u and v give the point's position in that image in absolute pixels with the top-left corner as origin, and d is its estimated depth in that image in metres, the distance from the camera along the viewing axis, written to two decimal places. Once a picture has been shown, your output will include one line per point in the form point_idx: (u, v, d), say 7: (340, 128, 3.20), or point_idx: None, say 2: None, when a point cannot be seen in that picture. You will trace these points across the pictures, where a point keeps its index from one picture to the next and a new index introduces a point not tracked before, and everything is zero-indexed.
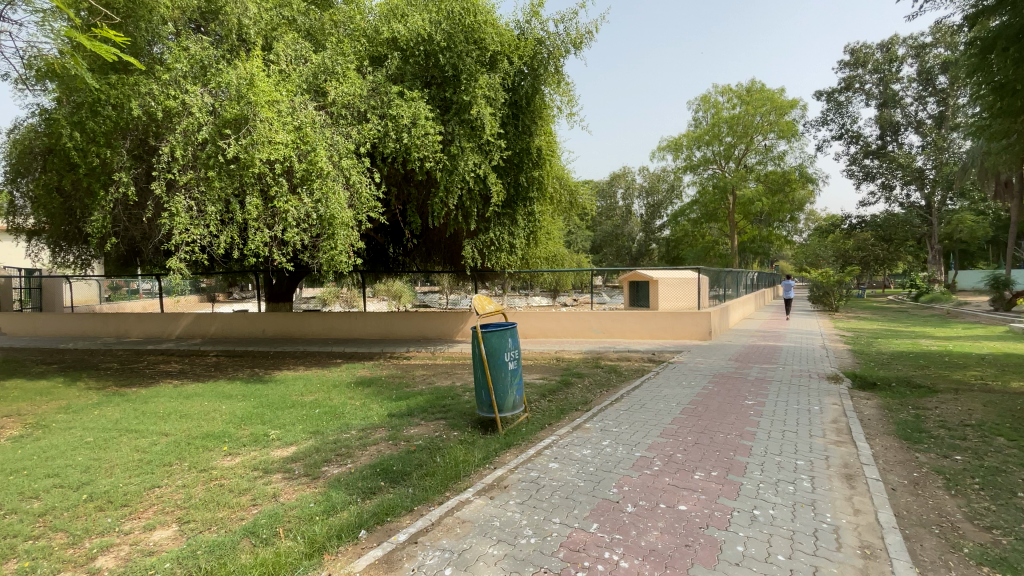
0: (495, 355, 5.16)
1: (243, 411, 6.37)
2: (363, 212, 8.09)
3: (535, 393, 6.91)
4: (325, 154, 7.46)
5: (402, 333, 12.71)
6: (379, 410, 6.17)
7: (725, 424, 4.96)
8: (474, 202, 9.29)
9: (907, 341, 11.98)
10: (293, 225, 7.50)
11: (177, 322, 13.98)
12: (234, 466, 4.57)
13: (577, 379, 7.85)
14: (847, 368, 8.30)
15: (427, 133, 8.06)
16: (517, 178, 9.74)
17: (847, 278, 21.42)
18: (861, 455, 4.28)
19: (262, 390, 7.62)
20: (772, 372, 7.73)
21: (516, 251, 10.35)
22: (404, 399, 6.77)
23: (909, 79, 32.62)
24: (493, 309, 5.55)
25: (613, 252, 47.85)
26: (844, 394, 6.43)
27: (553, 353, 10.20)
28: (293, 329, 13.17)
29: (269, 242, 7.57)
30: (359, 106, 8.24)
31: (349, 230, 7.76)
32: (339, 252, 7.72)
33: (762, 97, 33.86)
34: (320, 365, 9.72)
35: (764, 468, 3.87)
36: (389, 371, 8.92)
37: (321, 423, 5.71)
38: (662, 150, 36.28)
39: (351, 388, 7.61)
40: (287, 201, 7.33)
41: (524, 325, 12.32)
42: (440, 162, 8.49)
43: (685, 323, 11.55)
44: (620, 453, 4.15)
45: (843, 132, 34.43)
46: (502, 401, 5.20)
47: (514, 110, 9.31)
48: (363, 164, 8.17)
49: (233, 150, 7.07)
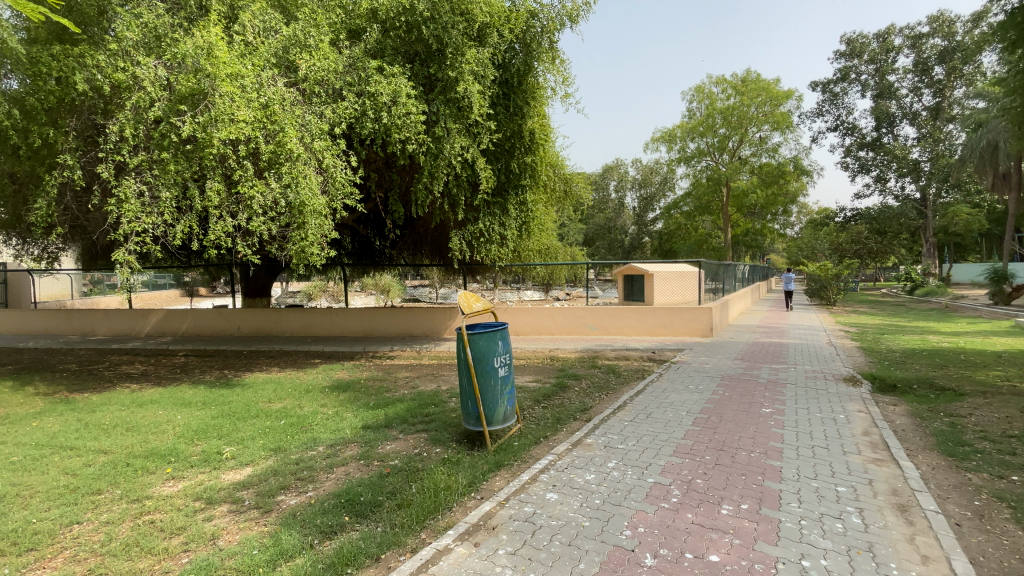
0: (483, 361, 4.49)
1: (200, 423, 5.65)
2: (339, 199, 7.36)
3: (528, 399, 6.25)
4: (295, 134, 6.75)
5: (386, 330, 11.97)
6: (353, 421, 5.48)
7: (745, 438, 4.34)
8: (461, 189, 8.54)
9: (915, 337, 11.46)
10: (259, 213, 6.77)
11: (147, 319, 13.16)
12: (175, 496, 3.86)
13: (573, 382, 7.21)
14: (863, 368, 7.74)
15: (408, 112, 7.35)
16: (508, 164, 9.04)
17: (846, 271, 20.92)
18: (908, 478, 3.69)
19: (226, 396, 6.88)
20: (784, 373, 7.14)
21: (507, 243, 9.64)
22: (383, 406, 6.09)
23: (905, 70, 32.15)
24: (481, 307, 4.89)
25: (605, 245, 47.29)
26: (868, 399, 5.84)
27: (547, 352, 9.54)
28: (270, 327, 12.39)
29: (232, 232, 6.83)
30: (335, 84, 7.51)
31: (321, 219, 7.01)
32: (311, 244, 6.97)
33: (757, 87, 33.33)
34: (296, 367, 8.99)
35: (801, 498, 3.26)
36: (370, 373, 8.21)
37: (285, 438, 4.99)
38: (656, 142, 35.68)
39: (326, 394, 6.89)
40: (252, 186, 6.59)
41: (516, 321, 11.60)
42: (423, 145, 7.73)
43: (686, 319, 10.95)
44: (629, 479, 3.51)
45: (839, 124, 33.98)
46: (490, 414, 4.54)
47: (506, 89, 8.58)
48: (339, 146, 7.44)
49: (189, 129, 6.31)
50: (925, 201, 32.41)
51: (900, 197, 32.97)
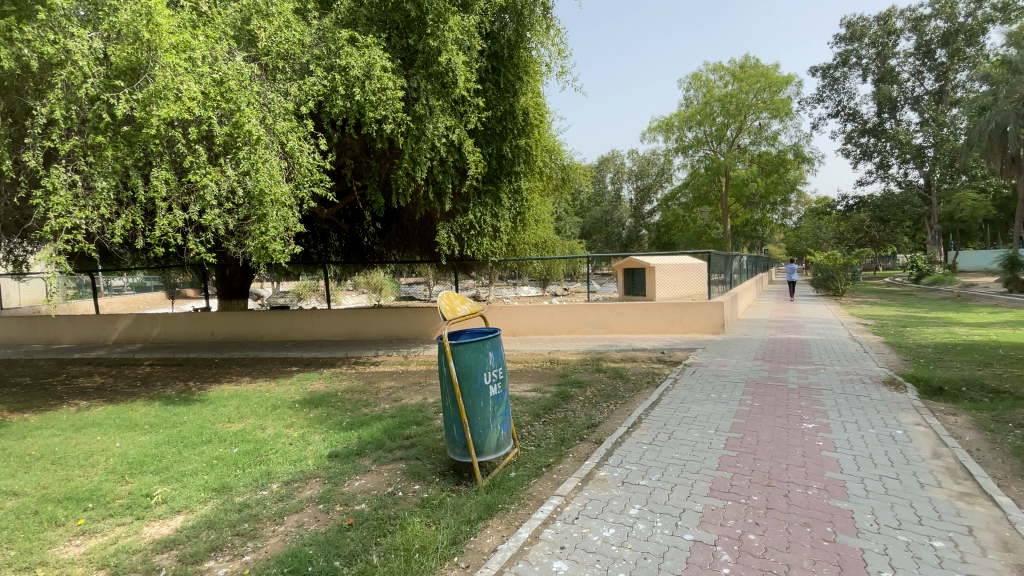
0: (469, 377, 3.64)
1: (140, 453, 4.81)
2: (306, 187, 6.44)
3: (526, 413, 5.41)
4: (253, 113, 5.87)
5: (371, 333, 11.12)
6: (320, 447, 4.63)
7: (796, 468, 3.53)
8: (447, 175, 7.62)
9: (940, 330, 10.65)
10: (213, 205, 5.88)
11: (115, 325, 12.27)
12: (76, 563, 3.00)
13: (577, 390, 6.37)
14: (899, 368, 6.91)
15: (385, 88, 6.46)
16: (500, 149, 8.15)
17: (855, 261, 20.11)
18: (1016, 522, 2.87)
19: (180, 416, 6.01)
20: (814, 376, 6.34)
21: (501, 236, 8.76)
22: (358, 426, 5.22)
23: (907, 53, 31.30)
24: (467, 311, 4.03)
25: (602, 239, 46.49)
26: (922, 409, 5.02)
27: (546, 355, 8.70)
28: (247, 331, 11.52)
29: (183, 227, 5.96)
30: (301, 57, 6.61)
31: (286, 211, 6.10)
32: (274, 239, 6.06)
33: (756, 73, 32.43)
34: (268, 377, 8.11)
35: (894, 565, 2.44)
36: (348, 384, 7.31)
37: (233, 473, 4.14)
38: (653, 131, 34.74)
39: (295, 411, 6.01)
40: (205, 174, 5.72)
41: (513, 320, 10.74)
42: (403, 126, 6.82)
43: (695, 315, 10.15)
44: (662, 538, 2.68)
45: (840, 110, 33.14)
46: (480, 442, 3.70)
47: (495, 62, 7.64)
48: (306, 128, 6.54)
49: (126, 107, 5.49)
50: (928, 188, 31.61)
51: (903, 183, 32.20)
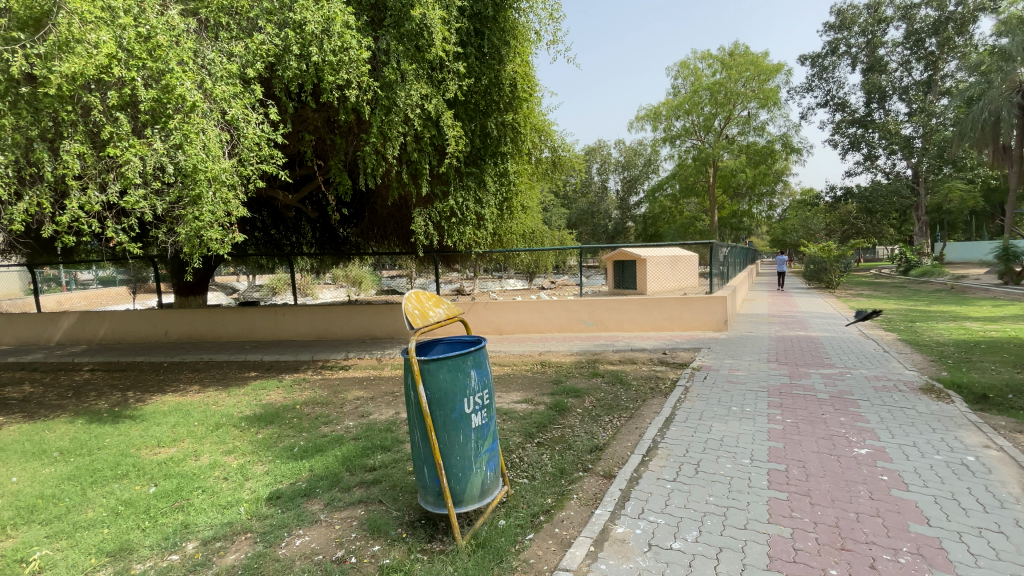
0: (445, 405, 2.75)
1: (33, 492, 3.84)
2: (253, 165, 5.37)
3: (517, 432, 4.54)
4: (187, 75, 4.86)
5: (343, 332, 10.13)
6: (261, 486, 3.72)
7: (871, 522, 2.71)
8: (424, 154, 6.66)
9: (953, 325, 9.99)
10: (136, 184, 4.85)
11: (57, 324, 11.10)
12: None
13: (575, 401, 5.53)
14: (931, 371, 6.19)
15: (347, 47, 5.44)
16: (483, 125, 7.23)
17: (849, 252, 19.57)
18: None
19: (102, 439, 5.01)
20: (841, 382, 5.55)
21: (486, 224, 7.82)
22: (311, 453, 4.28)
23: (896, 42, 30.90)
24: (442, 316, 3.11)
25: (588, 231, 45.71)
26: (981, 424, 4.25)
27: (536, 357, 7.85)
28: (204, 330, 10.46)
29: (101, 211, 4.93)
30: (248, 12, 5.55)
31: (226, 192, 5.07)
32: (210, 226, 4.99)
33: (746, 61, 31.74)
34: (220, 386, 7.10)
35: None
36: (311, 394, 6.35)
37: (139, 528, 3.21)
38: (641, 120, 33.89)
39: (241, 431, 5.05)
40: (127, 146, 4.75)
41: (498, 317, 9.85)
42: (369, 93, 5.83)
43: (696, 312, 9.38)
44: None
45: (829, 100, 32.70)
46: (459, 488, 2.82)
47: (477, 24, 6.62)
48: (254, 95, 5.50)
49: (22, 64, 4.47)
50: (916, 179, 31.38)
51: (891, 175, 31.96)
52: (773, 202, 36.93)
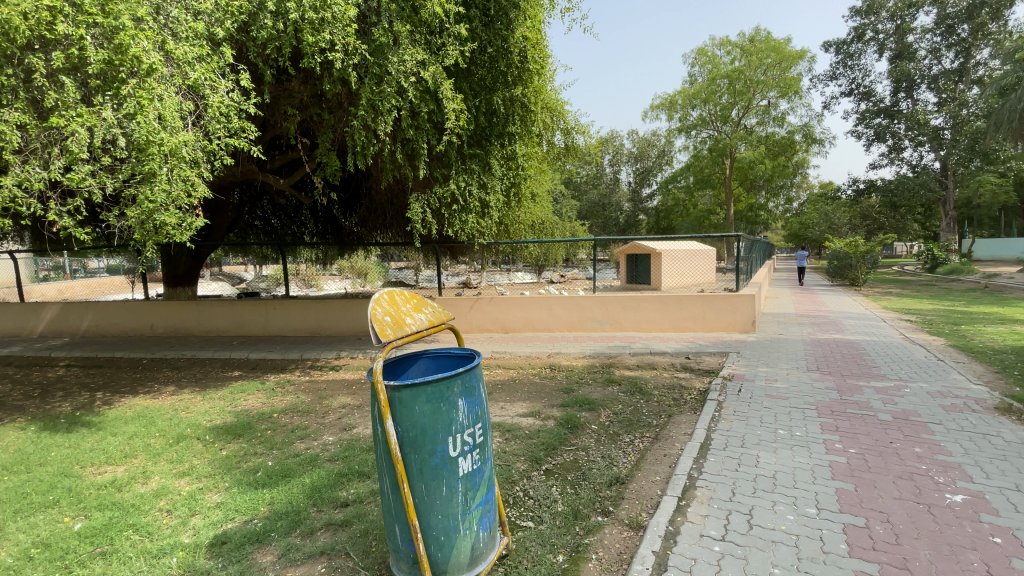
0: (421, 447, 2.04)
1: None
2: (221, 139, 4.66)
3: (523, 456, 3.82)
4: (145, 33, 4.16)
5: (338, 327, 9.47)
6: (207, 525, 3.04)
7: None
8: (423, 131, 5.92)
9: (1003, 330, 9.07)
10: (83, 159, 4.17)
11: (39, 315, 10.56)
12: None
13: (590, 415, 4.79)
14: (998, 385, 5.36)
15: (330, 2, 4.69)
16: (489, 101, 6.49)
17: (877, 248, 18.49)
18: None
19: (48, 451, 4.37)
20: (901, 399, 4.75)
21: (490, 212, 7.07)
22: (276, 480, 3.59)
23: (925, 29, 29.45)
24: (423, 324, 2.38)
25: (599, 224, 44.63)
26: None
27: (544, 360, 7.11)
28: (191, 323, 9.87)
29: (42, 189, 4.25)
30: None
31: (185, 169, 4.35)
32: (165, 209, 4.28)
33: (767, 47, 30.45)
34: (197, 388, 6.45)
35: None
36: (293, 400, 5.68)
37: None
38: (656, 109, 32.71)
39: (205, 446, 4.38)
40: (73, 115, 4.08)
41: (504, 313, 9.12)
42: (358, 56, 5.09)
43: (720, 311, 8.58)
44: None
45: (853, 88, 31.34)
46: (441, 556, 2.11)
47: None
48: (225, 60, 4.79)
49: None
50: (945, 172, 29.97)
51: (918, 167, 30.58)
52: (792, 194, 35.67)
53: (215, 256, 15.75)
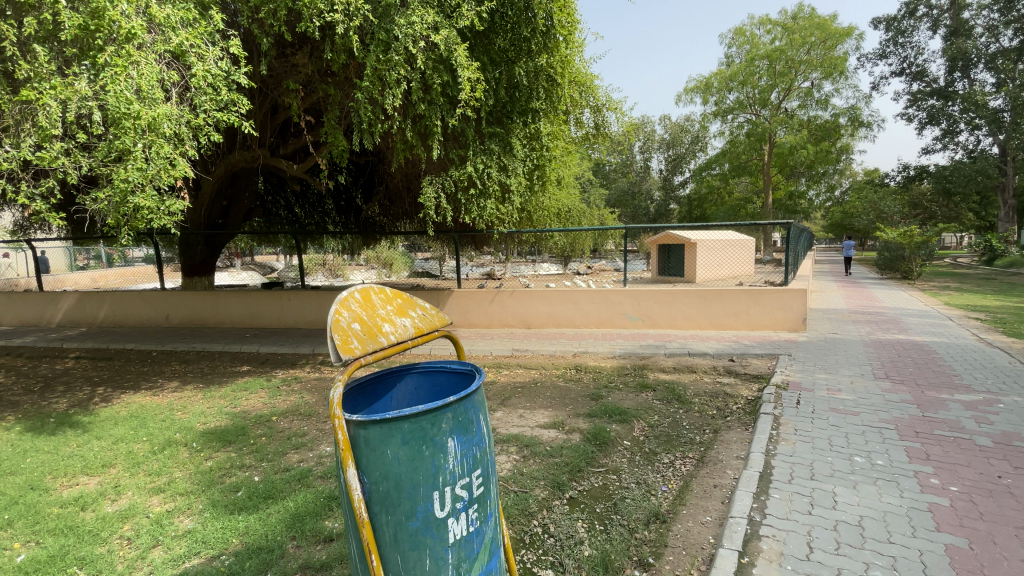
0: (397, 506, 1.48)
1: None
2: (206, 113, 4.17)
3: (544, 481, 3.23)
4: None
5: None
6: (165, 562, 2.56)
7: None
8: (437, 105, 5.33)
9: None
10: (54, 135, 3.74)
11: (59, 305, 10.51)
12: None
13: (623, 428, 4.16)
14: None
15: None
16: (510, 72, 5.84)
17: (933, 239, 17.03)
18: None
19: (26, 456, 4.01)
20: (1000, 418, 3.94)
21: (511, 197, 6.46)
22: (256, 502, 3.10)
23: (985, 3, 27.24)
24: (407, 332, 1.81)
25: (628, 213, 43.28)
26: None
27: (569, 359, 6.50)
28: (206, 314, 9.63)
29: (15, 171, 3.86)
30: None
31: (164, 145, 3.87)
32: (142, 191, 3.83)
33: (810, 25, 28.67)
34: (200, 384, 6.08)
35: None
36: (295, 401, 5.24)
37: None
38: (690, 93, 31.30)
39: (191, 455, 3.96)
40: (46, 87, 3.66)
41: (528, 308, 8.54)
42: (360, 17, 4.50)
43: (766, 308, 7.77)
44: None
45: (903, 68, 29.29)
46: None
47: None
48: (214, 26, 4.30)
49: None
50: (1005, 157, 27.72)
51: (974, 152, 28.39)
52: (834, 182, 33.74)
53: (244, 244, 15.67)
